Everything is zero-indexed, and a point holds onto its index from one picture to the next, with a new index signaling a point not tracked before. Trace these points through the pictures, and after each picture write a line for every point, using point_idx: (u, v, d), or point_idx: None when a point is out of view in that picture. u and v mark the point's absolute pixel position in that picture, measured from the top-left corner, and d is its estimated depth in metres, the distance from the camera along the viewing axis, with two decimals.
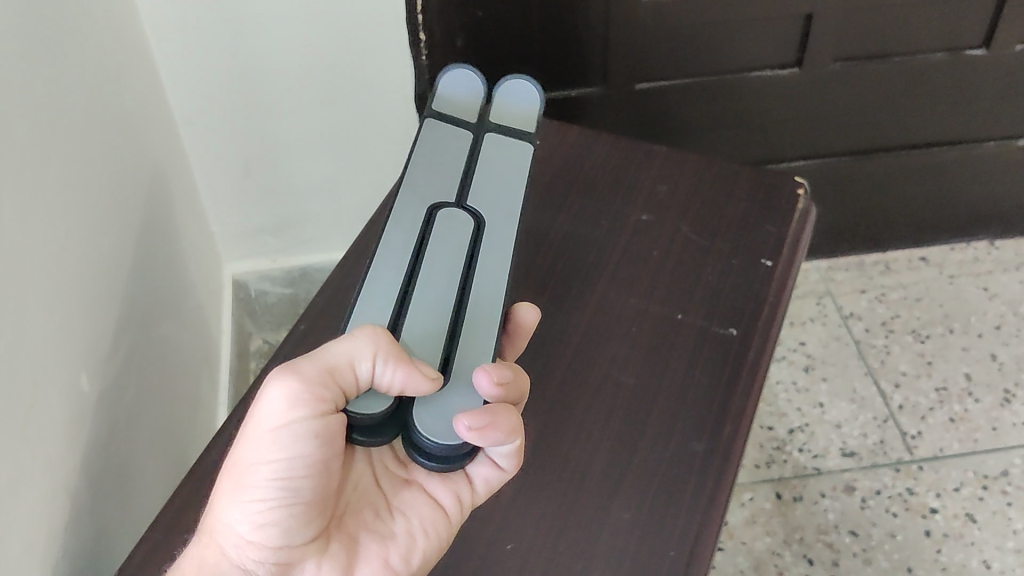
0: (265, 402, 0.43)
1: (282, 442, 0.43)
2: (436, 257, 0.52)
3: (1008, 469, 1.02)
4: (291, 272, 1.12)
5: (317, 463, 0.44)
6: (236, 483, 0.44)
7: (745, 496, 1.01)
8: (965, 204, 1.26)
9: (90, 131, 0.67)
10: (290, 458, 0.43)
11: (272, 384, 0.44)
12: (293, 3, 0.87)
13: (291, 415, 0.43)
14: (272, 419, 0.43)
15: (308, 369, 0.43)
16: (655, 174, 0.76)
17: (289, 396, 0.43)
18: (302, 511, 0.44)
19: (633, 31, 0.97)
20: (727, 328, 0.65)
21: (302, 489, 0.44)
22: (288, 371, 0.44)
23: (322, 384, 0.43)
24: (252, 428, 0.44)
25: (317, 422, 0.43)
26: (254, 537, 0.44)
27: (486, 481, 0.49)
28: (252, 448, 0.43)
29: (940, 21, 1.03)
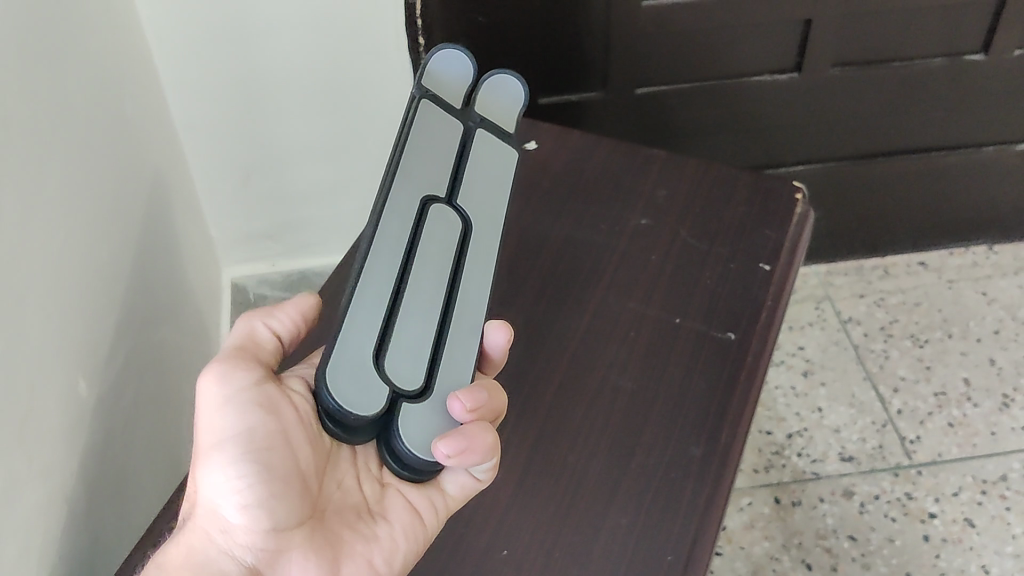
0: (202, 394, 0.46)
1: (226, 416, 0.45)
2: (428, 261, 0.50)
3: (1007, 474, 1.02)
4: (290, 276, 1.12)
5: (273, 428, 0.45)
6: (205, 470, 0.45)
7: (744, 501, 1.01)
8: (965, 209, 1.26)
9: (91, 135, 0.68)
10: (241, 428, 0.45)
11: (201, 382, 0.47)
12: (293, 7, 0.87)
13: (225, 384, 0.46)
14: (211, 396, 0.46)
15: (224, 352, 0.48)
16: (654, 178, 0.76)
17: (217, 374, 0.47)
18: (280, 486, 0.45)
19: (632, 36, 0.97)
20: (726, 332, 0.65)
21: (268, 458, 0.45)
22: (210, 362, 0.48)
23: (236, 357, 0.48)
24: (197, 419, 0.46)
25: (248, 386, 0.46)
26: (239, 521, 0.44)
27: (460, 486, 0.52)
28: (205, 436, 0.45)
29: (940, 26, 1.03)
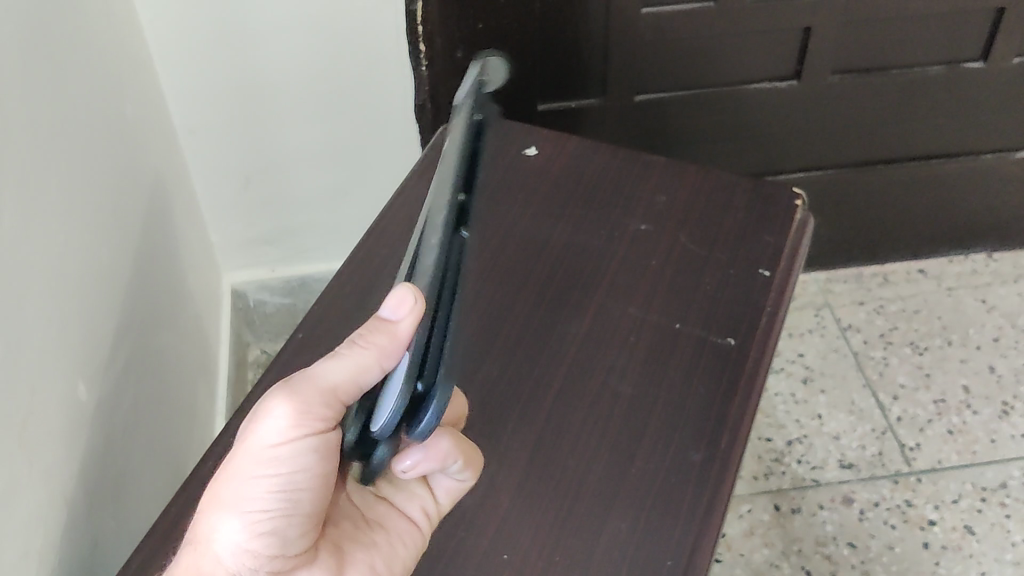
0: (265, 422, 0.41)
1: (280, 459, 0.41)
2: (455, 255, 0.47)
3: (1007, 481, 1.02)
4: (290, 282, 1.12)
5: (320, 474, 0.42)
6: (235, 496, 0.42)
7: (744, 508, 1.01)
8: (963, 217, 1.26)
9: (91, 140, 0.68)
10: (291, 473, 0.41)
11: (270, 401, 0.41)
12: (291, 15, 0.87)
13: (296, 430, 0.41)
14: (274, 437, 0.41)
15: (314, 387, 0.41)
16: (654, 184, 0.76)
17: (291, 413, 0.41)
18: (303, 522, 0.43)
19: (632, 43, 0.98)
20: (726, 338, 0.65)
21: (304, 502, 0.42)
22: (291, 391, 0.41)
23: (321, 398, 0.41)
24: (246, 444, 0.41)
25: (315, 434, 0.41)
26: (255, 552, 0.42)
27: (448, 491, 0.52)
28: (252, 465, 0.41)
29: (939, 34, 1.04)
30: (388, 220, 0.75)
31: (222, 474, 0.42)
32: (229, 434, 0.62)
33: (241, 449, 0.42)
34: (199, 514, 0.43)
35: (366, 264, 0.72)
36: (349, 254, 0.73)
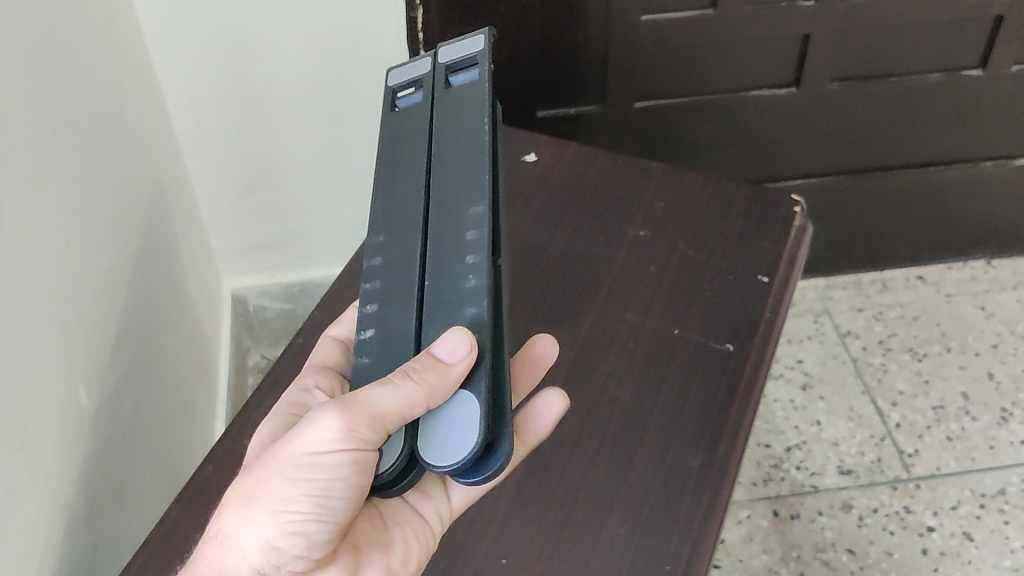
0: (315, 430, 0.41)
1: (323, 469, 0.41)
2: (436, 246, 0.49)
3: (1006, 488, 1.03)
4: (290, 287, 1.12)
5: (356, 489, 0.42)
6: (274, 493, 0.42)
7: (743, 514, 1.01)
8: (962, 223, 1.26)
9: (91, 145, 0.68)
10: (330, 485, 0.42)
11: (323, 413, 0.42)
12: (291, 22, 0.87)
13: (342, 446, 0.41)
14: (320, 443, 0.41)
15: (364, 408, 0.41)
16: (653, 190, 0.77)
17: (341, 429, 0.41)
18: (333, 530, 0.43)
19: (632, 50, 0.98)
20: (724, 343, 0.65)
21: (337, 514, 0.43)
22: (344, 407, 0.41)
23: (370, 422, 0.41)
24: (295, 446, 0.42)
25: (359, 454, 0.41)
26: (280, 551, 0.43)
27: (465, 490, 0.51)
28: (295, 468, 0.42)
29: (937, 41, 1.04)
30: None
31: (266, 467, 0.43)
32: (229, 439, 0.62)
33: (289, 451, 0.42)
34: (232, 499, 0.44)
35: (366, 269, 0.72)
36: (349, 260, 0.73)
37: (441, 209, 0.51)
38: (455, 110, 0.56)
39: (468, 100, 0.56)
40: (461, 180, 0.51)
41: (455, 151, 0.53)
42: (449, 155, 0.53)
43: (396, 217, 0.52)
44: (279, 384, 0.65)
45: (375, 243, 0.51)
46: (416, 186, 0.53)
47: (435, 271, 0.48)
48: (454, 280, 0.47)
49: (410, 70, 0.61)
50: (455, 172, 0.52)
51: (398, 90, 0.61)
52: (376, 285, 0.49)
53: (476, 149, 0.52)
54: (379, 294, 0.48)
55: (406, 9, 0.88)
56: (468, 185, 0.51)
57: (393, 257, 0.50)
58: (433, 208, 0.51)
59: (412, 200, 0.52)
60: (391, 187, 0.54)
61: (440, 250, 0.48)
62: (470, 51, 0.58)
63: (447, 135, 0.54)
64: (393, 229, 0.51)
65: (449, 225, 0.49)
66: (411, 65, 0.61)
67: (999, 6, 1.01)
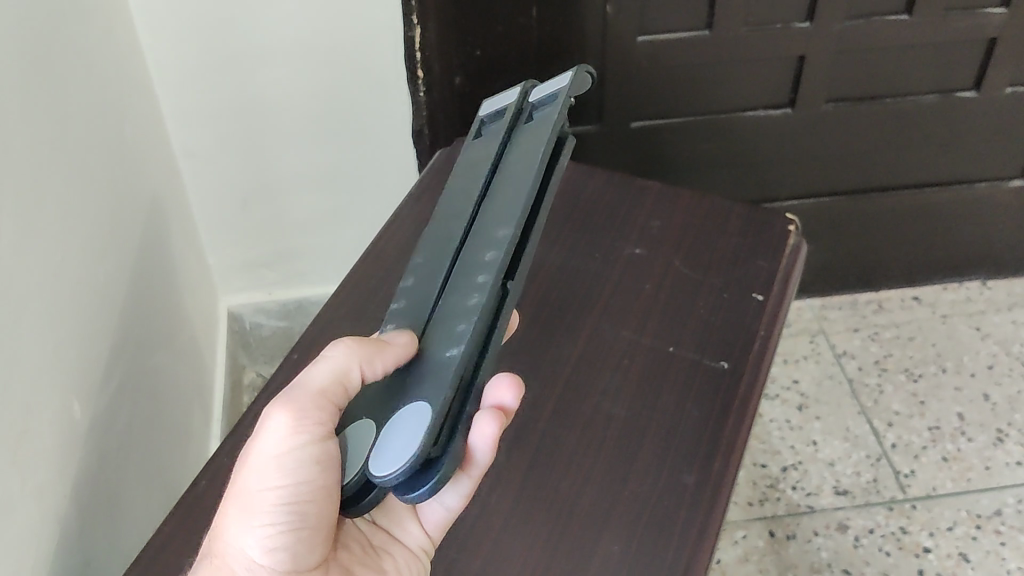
0: (268, 431, 0.42)
1: (286, 471, 0.42)
2: (460, 271, 0.49)
3: (1002, 509, 1.02)
4: (286, 305, 1.12)
5: (321, 487, 0.43)
6: (243, 506, 0.43)
7: (739, 534, 1.01)
8: (957, 244, 1.26)
9: (92, 164, 0.68)
10: (298, 486, 0.42)
11: (271, 414, 0.43)
12: (289, 43, 0.88)
13: (293, 441, 0.42)
14: (272, 446, 0.42)
15: (305, 393, 0.43)
16: (648, 209, 0.77)
17: (292, 421, 0.42)
18: (309, 530, 0.44)
19: (628, 70, 0.99)
20: (718, 361, 0.65)
21: (310, 515, 0.44)
22: (291, 402, 0.43)
23: (317, 405, 0.43)
24: (256, 458, 0.43)
25: (318, 444, 0.43)
26: (264, 563, 0.44)
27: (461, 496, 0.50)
28: (261, 478, 0.43)
29: (931, 64, 1.05)
30: (384, 241, 0.75)
31: (234, 479, 0.44)
32: (223, 455, 0.62)
33: (249, 463, 0.43)
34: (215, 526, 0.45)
35: (362, 285, 0.72)
36: (346, 275, 0.73)
37: (475, 235, 0.51)
38: (522, 138, 0.56)
39: (530, 129, 0.56)
40: (504, 200, 0.51)
41: (509, 172, 0.54)
42: (503, 181, 0.54)
43: (440, 238, 0.54)
44: (274, 399, 0.65)
45: (414, 263, 0.54)
46: (460, 211, 0.55)
47: (451, 291, 0.48)
48: (461, 298, 0.47)
49: (498, 102, 0.64)
50: (504, 191, 0.52)
51: (486, 118, 0.64)
52: (402, 304, 0.51)
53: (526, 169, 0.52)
54: (401, 315, 0.50)
55: (405, 28, 0.88)
56: (502, 213, 0.50)
57: (422, 279, 0.52)
58: (471, 230, 0.52)
59: (455, 220, 0.54)
60: (448, 205, 0.56)
61: (463, 268, 0.49)
62: (556, 84, 0.58)
63: (505, 163, 0.55)
64: (435, 252, 0.53)
65: (476, 245, 0.50)
66: (499, 98, 0.64)
67: (992, 28, 1.02)
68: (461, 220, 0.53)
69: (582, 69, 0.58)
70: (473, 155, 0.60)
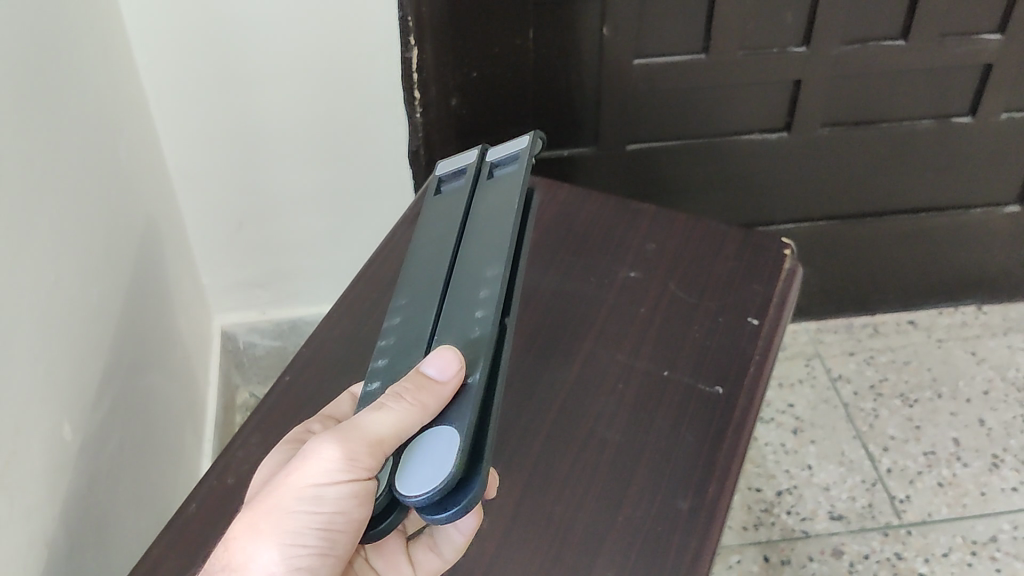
0: (314, 461, 0.42)
1: (328, 502, 0.42)
2: (456, 295, 0.51)
3: (997, 535, 1.02)
4: (280, 324, 1.12)
5: (355, 521, 0.43)
6: (270, 526, 0.43)
7: (733, 558, 1.00)
8: (952, 269, 1.27)
9: (87, 186, 0.68)
10: (335, 517, 0.42)
11: (321, 443, 0.42)
12: (287, 63, 0.88)
13: (338, 477, 0.41)
14: (317, 475, 0.42)
15: (362, 434, 0.42)
16: (644, 232, 0.77)
17: (341, 458, 0.41)
18: (335, 558, 0.44)
19: (623, 94, 0.99)
20: (713, 386, 0.65)
21: (338, 543, 0.43)
22: (344, 438, 0.42)
23: (370, 449, 0.42)
24: (294, 479, 0.42)
25: (363, 483, 0.42)
26: None
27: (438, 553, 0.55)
28: (296, 501, 0.42)
29: (927, 89, 1.05)
30: (379, 263, 0.75)
31: (264, 502, 0.43)
32: (214, 477, 0.61)
33: (285, 482, 0.43)
34: (238, 535, 0.44)
35: (356, 305, 0.72)
36: (341, 295, 0.73)
37: (460, 270, 0.53)
38: (492, 188, 0.58)
39: (504, 183, 0.58)
40: (481, 249, 0.52)
41: (480, 226, 0.55)
42: (482, 218, 0.56)
43: (422, 285, 0.54)
44: (266, 422, 0.64)
45: (396, 309, 0.53)
46: (434, 253, 0.56)
47: (447, 315, 0.50)
48: (463, 313, 0.49)
49: (454, 163, 0.65)
50: (481, 239, 0.53)
51: (444, 178, 0.65)
52: (383, 360, 0.50)
53: (505, 207, 0.55)
54: (383, 371, 0.49)
55: (402, 50, 0.88)
56: (491, 243, 0.52)
57: (417, 313, 0.52)
58: (457, 266, 0.53)
59: (431, 264, 0.55)
60: (423, 254, 0.56)
61: (453, 312, 0.49)
62: (513, 149, 0.61)
63: (481, 204, 0.57)
64: (415, 292, 0.54)
65: (465, 288, 0.51)
66: (457, 158, 0.66)
67: (988, 54, 1.02)
68: (434, 266, 0.55)
69: (535, 137, 0.61)
70: (444, 210, 0.60)
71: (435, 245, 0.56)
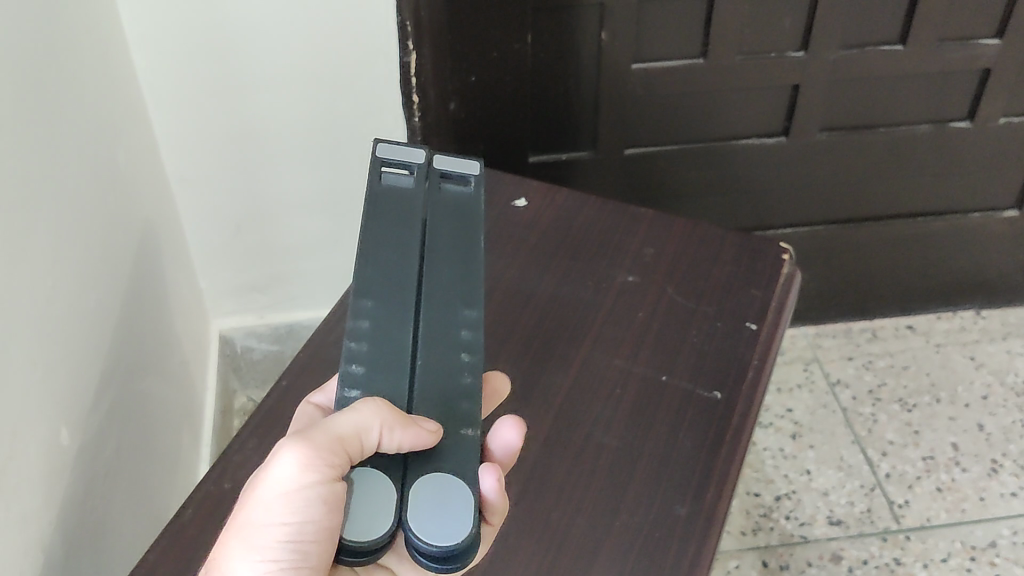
0: (279, 467, 0.42)
1: (293, 507, 0.42)
2: (431, 325, 0.48)
3: (996, 540, 1.01)
4: (278, 328, 1.12)
5: (326, 529, 0.42)
6: (245, 536, 0.43)
7: (732, 564, 1.00)
8: (951, 274, 1.27)
9: (84, 190, 0.68)
10: (304, 522, 0.42)
11: (285, 449, 0.42)
12: (285, 67, 0.88)
13: (302, 477, 0.41)
14: (285, 480, 0.42)
15: (322, 436, 0.42)
16: (642, 237, 0.77)
17: (302, 461, 0.41)
18: (317, 568, 0.43)
19: (622, 98, 0.99)
20: (712, 391, 0.65)
21: (312, 551, 0.43)
22: (305, 441, 0.42)
23: (331, 450, 0.42)
24: (262, 489, 0.43)
25: (328, 486, 0.42)
26: None
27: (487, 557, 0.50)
28: (266, 509, 0.43)
29: (925, 94, 1.05)
30: None
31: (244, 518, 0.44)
32: (211, 481, 0.61)
33: (255, 492, 0.43)
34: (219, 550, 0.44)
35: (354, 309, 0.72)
36: (338, 299, 0.73)
37: (430, 292, 0.50)
38: (449, 202, 0.53)
39: (463, 203, 0.54)
40: (451, 278, 0.50)
41: (450, 246, 0.51)
42: (443, 234, 0.52)
43: (386, 284, 0.49)
44: (263, 426, 0.64)
45: (360, 306, 0.48)
46: (393, 254, 0.50)
47: (427, 347, 0.47)
48: (446, 351, 0.48)
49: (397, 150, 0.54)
50: (450, 257, 0.51)
51: (385, 166, 0.54)
52: (360, 371, 0.46)
53: (468, 232, 0.52)
54: (362, 382, 0.45)
55: (401, 53, 0.88)
56: (464, 276, 0.50)
57: (388, 326, 0.47)
58: (423, 283, 0.50)
59: (391, 267, 0.50)
60: (379, 252, 0.50)
61: (433, 346, 0.48)
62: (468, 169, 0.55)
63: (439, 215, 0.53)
64: (379, 293, 0.49)
65: (441, 319, 0.49)
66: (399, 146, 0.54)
67: (987, 59, 1.02)
68: (396, 269, 0.50)
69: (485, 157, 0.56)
70: (394, 205, 0.52)
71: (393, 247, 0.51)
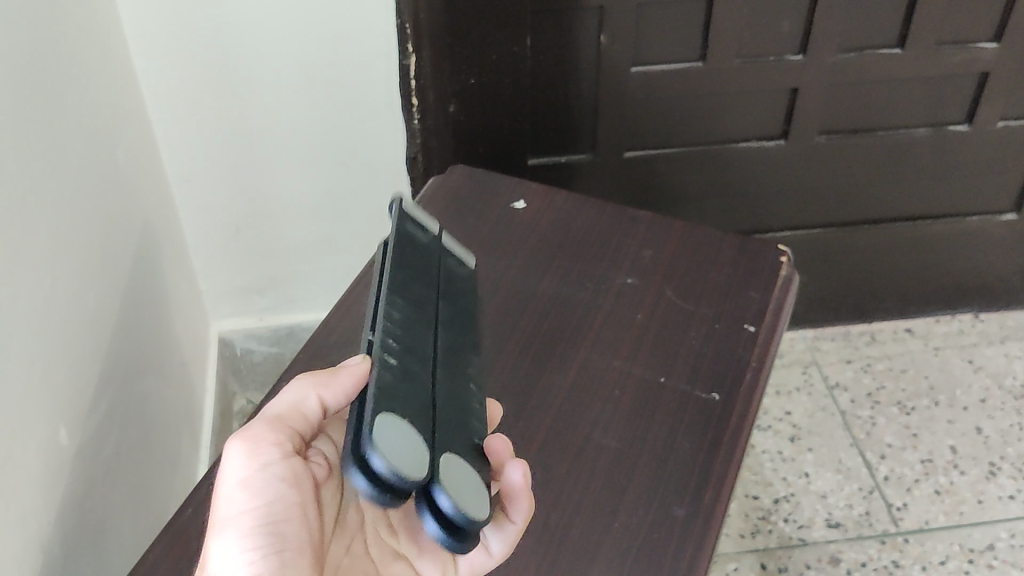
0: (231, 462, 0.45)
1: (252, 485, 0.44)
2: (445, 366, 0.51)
3: (994, 543, 1.02)
4: (278, 330, 1.12)
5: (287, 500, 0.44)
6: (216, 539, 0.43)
7: (731, 566, 1.00)
8: (949, 278, 1.27)
9: (84, 193, 0.68)
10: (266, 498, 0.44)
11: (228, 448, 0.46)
12: (286, 69, 0.89)
13: (256, 453, 0.45)
14: (236, 473, 0.45)
15: (255, 423, 0.47)
16: (641, 239, 0.77)
17: (246, 443, 0.45)
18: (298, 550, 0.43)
19: (621, 101, 0.99)
20: (710, 393, 0.65)
21: (284, 529, 0.44)
22: (242, 432, 0.46)
23: (269, 427, 0.46)
24: (217, 492, 0.45)
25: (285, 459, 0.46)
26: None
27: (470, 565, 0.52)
28: (227, 506, 0.44)
29: (922, 98, 1.06)
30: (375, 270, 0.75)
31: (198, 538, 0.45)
32: (210, 482, 0.61)
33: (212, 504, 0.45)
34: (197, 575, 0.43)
35: (353, 311, 0.72)
36: (337, 302, 0.73)
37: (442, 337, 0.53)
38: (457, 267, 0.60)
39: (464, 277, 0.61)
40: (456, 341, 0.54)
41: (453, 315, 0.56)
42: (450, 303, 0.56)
43: (413, 292, 0.52)
44: None
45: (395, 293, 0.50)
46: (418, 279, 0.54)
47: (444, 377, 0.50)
48: (455, 396, 0.50)
49: None
50: (452, 320, 0.56)
51: None
52: (399, 345, 0.46)
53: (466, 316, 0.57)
54: (399, 354, 0.46)
55: (400, 56, 0.88)
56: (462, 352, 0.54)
57: (419, 328, 0.50)
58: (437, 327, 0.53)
59: (419, 291, 0.53)
60: (410, 269, 0.53)
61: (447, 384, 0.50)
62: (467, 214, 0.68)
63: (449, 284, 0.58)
64: (411, 298, 0.51)
65: (451, 369, 0.51)
66: None
67: (984, 63, 1.03)
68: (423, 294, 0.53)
69: None
70: (423, 246, 0.57)
71: (420, 272, 0.54)
